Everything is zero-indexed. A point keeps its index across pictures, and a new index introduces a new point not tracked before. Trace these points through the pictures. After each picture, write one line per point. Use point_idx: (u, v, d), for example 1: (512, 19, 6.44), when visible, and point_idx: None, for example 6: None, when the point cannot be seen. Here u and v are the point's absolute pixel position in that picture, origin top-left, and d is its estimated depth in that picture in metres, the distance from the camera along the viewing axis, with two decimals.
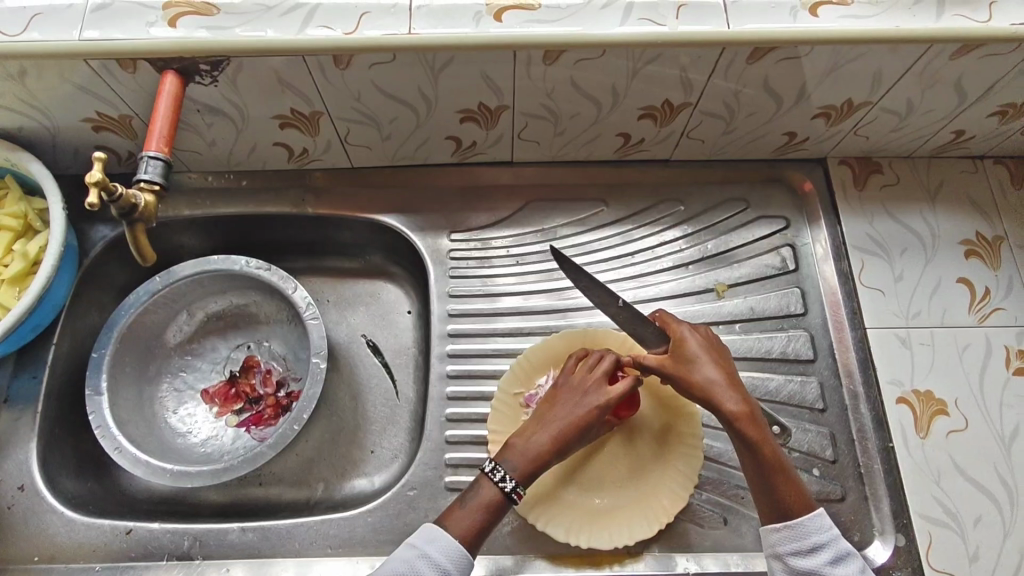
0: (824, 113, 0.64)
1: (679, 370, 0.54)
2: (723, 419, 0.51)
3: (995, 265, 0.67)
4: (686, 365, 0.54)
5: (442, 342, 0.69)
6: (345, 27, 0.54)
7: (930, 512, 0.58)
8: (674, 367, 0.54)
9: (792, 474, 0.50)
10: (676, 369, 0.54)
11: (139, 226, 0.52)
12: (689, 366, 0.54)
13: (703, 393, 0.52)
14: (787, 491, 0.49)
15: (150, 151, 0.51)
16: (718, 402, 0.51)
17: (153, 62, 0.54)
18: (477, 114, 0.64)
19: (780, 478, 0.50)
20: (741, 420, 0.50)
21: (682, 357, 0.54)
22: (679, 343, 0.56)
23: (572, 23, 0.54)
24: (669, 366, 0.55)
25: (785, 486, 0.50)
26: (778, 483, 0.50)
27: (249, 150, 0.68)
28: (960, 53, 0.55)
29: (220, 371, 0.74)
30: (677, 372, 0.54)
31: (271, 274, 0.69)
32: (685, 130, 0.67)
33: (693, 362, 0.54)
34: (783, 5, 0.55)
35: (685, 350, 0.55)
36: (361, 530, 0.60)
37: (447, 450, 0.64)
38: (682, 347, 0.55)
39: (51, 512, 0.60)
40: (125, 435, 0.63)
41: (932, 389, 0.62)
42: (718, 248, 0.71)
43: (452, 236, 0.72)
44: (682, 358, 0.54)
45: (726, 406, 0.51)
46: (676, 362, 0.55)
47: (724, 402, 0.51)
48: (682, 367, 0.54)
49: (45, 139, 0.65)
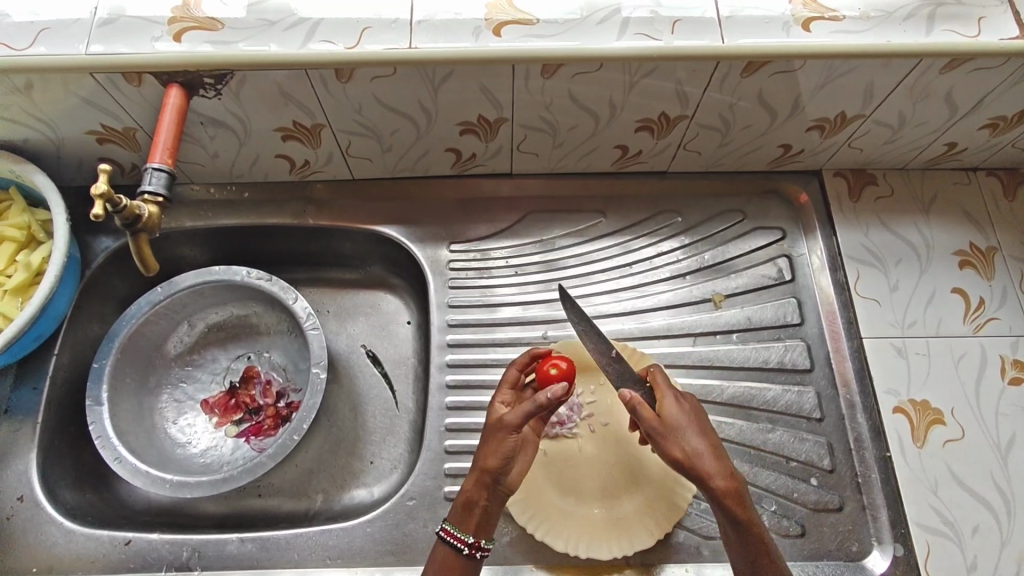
0: (818, 126, 0.65)
1: (672, 432, 0.49)
2: (708, 495, 0.47)
3: (989, 275, 0.68)
4: (678, 430, 0.49)
5: (441, 352, 0.69)
6: (347, 42, 0.55)
7: (928, 522, 0.58)
8: (660, 433, 0.49)
9: (772, 551, 0.48)
10: (662, 437, 0.49)
11: (141, 236, 0.52)
12: (674, 434, 0.49)
13: (689, 465, 0.47)
14: (767, 573, 0.47)
15: (153, 163, 0.52)
16: (706, 477, 0.47)
17: (158, 76, 0.55)
18: (476, 127, 0.64)
19: (763, 559, 0.47)
20: (728, 498, 0.46)
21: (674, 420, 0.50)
22: (667, 404, 0.51)
23: (570, 38, 0.55)
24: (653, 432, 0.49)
25: (766, 564, 0.47)
26: (761, 560, 0.47)
27: (251, 162, 0.69)
28: (949, 67, 0.56)
29: (220, 382, 0.74)
30: (669, 434, 0.49)
31: (272, 284, 0.69)
32: (682, 143, 0.68)
33: (679, 429, 0.49)
34: (776, 20, 0.56)
35: (675, 412, 0.50)
36: (360, 540, 0.60)
37: (446, 460, 0.64)
38: (671, 409, 0.50)
39: (50, 523, 0.60)
40: (125, 445, 0.63)
41: (928, 399, 0.63)
42: (715, 258, 0.72)
43: (452, 247, 0.73)
44: (674, 422, 0.50)
45: (712, 481, 0.46)
46: (662, 427, 0.49)
47: (712, 477, 0.46)
48: (668, 436, 0.49)
49: (50, 151, 0.65)
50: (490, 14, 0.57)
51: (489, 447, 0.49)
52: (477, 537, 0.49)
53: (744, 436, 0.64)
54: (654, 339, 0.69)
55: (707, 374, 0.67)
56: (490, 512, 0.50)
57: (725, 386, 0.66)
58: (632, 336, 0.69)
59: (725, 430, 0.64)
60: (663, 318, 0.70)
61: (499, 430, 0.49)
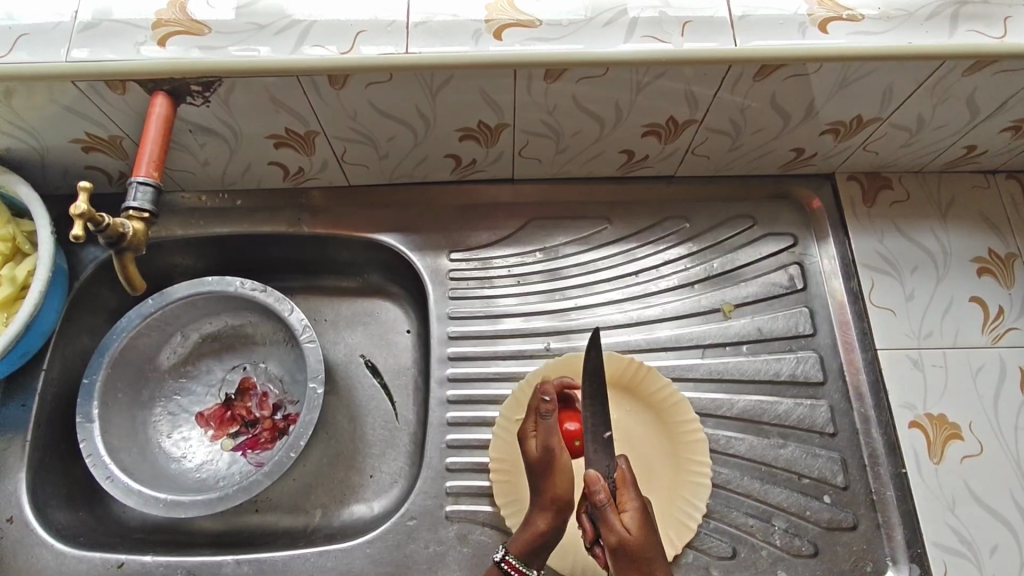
0: (833, 129, 0.62)
1: (639, 553, 0.42)
2: None
3: (1008, 283, 0.66)
4: (648, 553, 0.42)
5: (442, 364, 0.67)
6: (341, 46, 0.52)
7: (946, 541, 0.56)
8: (633, 566, 0.42)
9: None
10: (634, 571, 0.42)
11: (127, 255, 0.51)
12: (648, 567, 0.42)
13: None
14: None
15: (138, 176, 0.50)
16: None
17: (143, 83, 0.52)
18: (476, 132, 0.62)
19: None
20: None
21: (642, 538, 0.42)
22: (629, 515, 0.44)
23: (574, 40, 0.53)
24: (626, 563, 0.42)
25: None
26: None
27: (243, 169, 0.66)
28: (972, 69, 0.53)
29: (216, 394, 0.73)
30: (635, 557, 0.42)
31: (267, 295, 0.67)
32: (690, 147, 0.65)
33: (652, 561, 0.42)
34: (792, 21, 0.53)
35: (640, 526, 0.43)
36: (359, 561, 0.58)
37: (447, 478, 0.62)
38: (634, 522, 0.43)
39: (41, 545, 0.58)
40: (116, 463, 0.61)
41: (946, 413, 0.60)
42: (724, 266, 0.69)
43: (452, 255, 0.71)
44: (643, 539, 0.42)
45: None
46: (636, 561, 0.42)
47: None
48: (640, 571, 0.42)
49: (34, 160, 0.63)
50: (490, 15, 0.54)
51: (562, 475, 0.49)
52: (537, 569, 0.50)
53: (755, 452, 0.62)
54: (661, 351, 0.67)
55: (716, 387, 0.65)
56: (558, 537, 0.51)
57: (734, 400, 0.64)
58: (637, 347, 0.67)
59: (735, 446, 0.62)
60: (670, 329, 0.67)
61: (540, 461, 0.49)
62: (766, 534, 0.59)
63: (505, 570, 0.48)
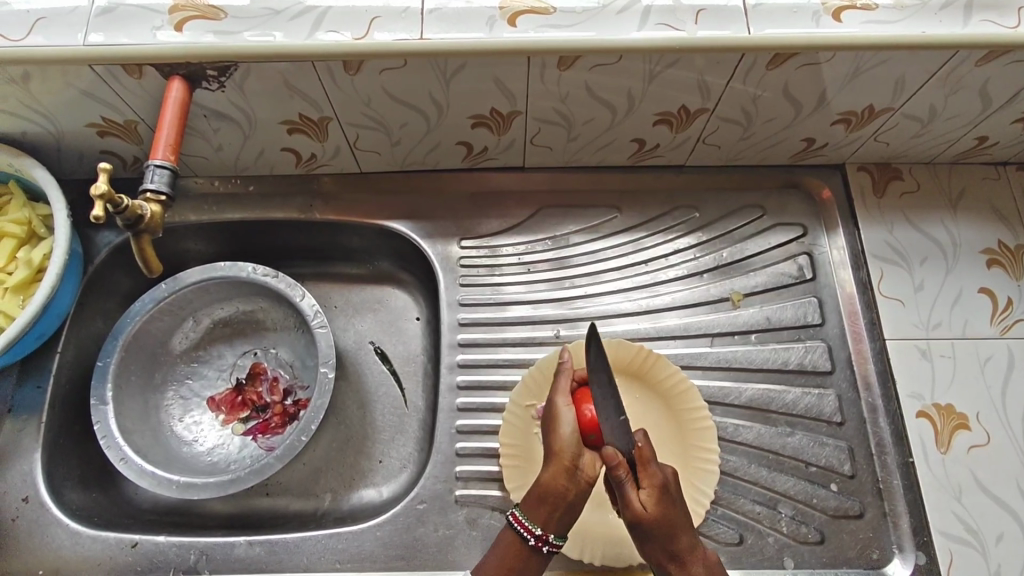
0: (844, 119, 0.62)
1: (657, 528, 0.43)
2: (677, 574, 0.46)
3: (1018, 275, 0.66)
4: (665, 526, 0.43)
5: (452, 351, 0.68)
6: (355, 32, 0.52)
7: (950, 529, 0.57)
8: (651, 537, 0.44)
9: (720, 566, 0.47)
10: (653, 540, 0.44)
11: (144, 237, 0.51)
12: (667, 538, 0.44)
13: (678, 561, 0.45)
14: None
15: (156, 159, 0.51)
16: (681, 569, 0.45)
17: (159, 68, 0.52)
18: (489, 120, 0.62)
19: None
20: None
21: (660, 513, 0.43)
22: (646, 491, 0.44)
23: (588, 28, 0.53)
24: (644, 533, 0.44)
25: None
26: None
27: (255, 155, 0.67)
28: (986, 59, 0.53)
29: (227, 378, 0.73)
30: (652, 530, 0.43)
31: (278, 281, 0.68)
32: (701, 136, 0.65)
33: (671, 533, 0.44)
34: (805, 10, 0.53)
35: (660, 502, 0.43)
36: (370, 544, 0.59)
37: (457, 463, 0.63)
38: (652, 498, 0.43)
39: (56, 524, 0.59)
40: (130, 445, 0.62)
41: (953, 404, 0.61)
42: (733, 255, 0.70)
43: (463, 242, 0.71)
44: (659, 517, 0.43)
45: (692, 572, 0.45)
46: (655, 532, 0.43)
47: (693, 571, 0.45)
48: (659, 541, 0.44)
49: (49, 144, 0.63)
50: (504, 2, 0.54)
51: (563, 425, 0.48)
52: (545, 531, 0.46)
53: (763, 440, 0.62)
54: (671, 339, 0.67)
55: (724, 376, 0.65)
56: (574, 507, 0.46)
57: (743, 389, 0.64)
58: (646, 336, 0.67)
59: (743, 434, 0.63)
60: (678, 318, 0.68)
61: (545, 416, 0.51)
62: (773, 521, 0.59)
63: (511, 522, 0.47)
